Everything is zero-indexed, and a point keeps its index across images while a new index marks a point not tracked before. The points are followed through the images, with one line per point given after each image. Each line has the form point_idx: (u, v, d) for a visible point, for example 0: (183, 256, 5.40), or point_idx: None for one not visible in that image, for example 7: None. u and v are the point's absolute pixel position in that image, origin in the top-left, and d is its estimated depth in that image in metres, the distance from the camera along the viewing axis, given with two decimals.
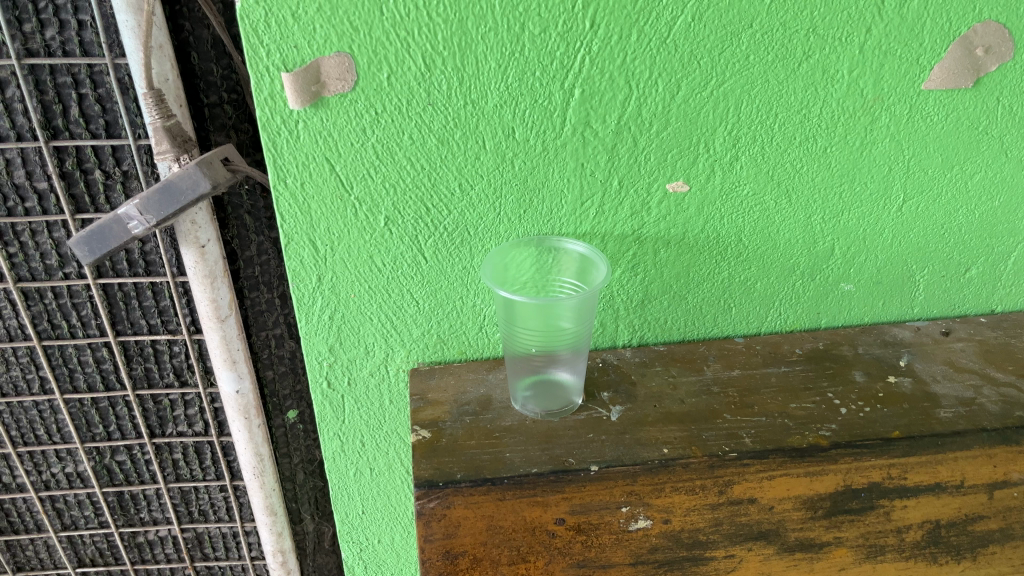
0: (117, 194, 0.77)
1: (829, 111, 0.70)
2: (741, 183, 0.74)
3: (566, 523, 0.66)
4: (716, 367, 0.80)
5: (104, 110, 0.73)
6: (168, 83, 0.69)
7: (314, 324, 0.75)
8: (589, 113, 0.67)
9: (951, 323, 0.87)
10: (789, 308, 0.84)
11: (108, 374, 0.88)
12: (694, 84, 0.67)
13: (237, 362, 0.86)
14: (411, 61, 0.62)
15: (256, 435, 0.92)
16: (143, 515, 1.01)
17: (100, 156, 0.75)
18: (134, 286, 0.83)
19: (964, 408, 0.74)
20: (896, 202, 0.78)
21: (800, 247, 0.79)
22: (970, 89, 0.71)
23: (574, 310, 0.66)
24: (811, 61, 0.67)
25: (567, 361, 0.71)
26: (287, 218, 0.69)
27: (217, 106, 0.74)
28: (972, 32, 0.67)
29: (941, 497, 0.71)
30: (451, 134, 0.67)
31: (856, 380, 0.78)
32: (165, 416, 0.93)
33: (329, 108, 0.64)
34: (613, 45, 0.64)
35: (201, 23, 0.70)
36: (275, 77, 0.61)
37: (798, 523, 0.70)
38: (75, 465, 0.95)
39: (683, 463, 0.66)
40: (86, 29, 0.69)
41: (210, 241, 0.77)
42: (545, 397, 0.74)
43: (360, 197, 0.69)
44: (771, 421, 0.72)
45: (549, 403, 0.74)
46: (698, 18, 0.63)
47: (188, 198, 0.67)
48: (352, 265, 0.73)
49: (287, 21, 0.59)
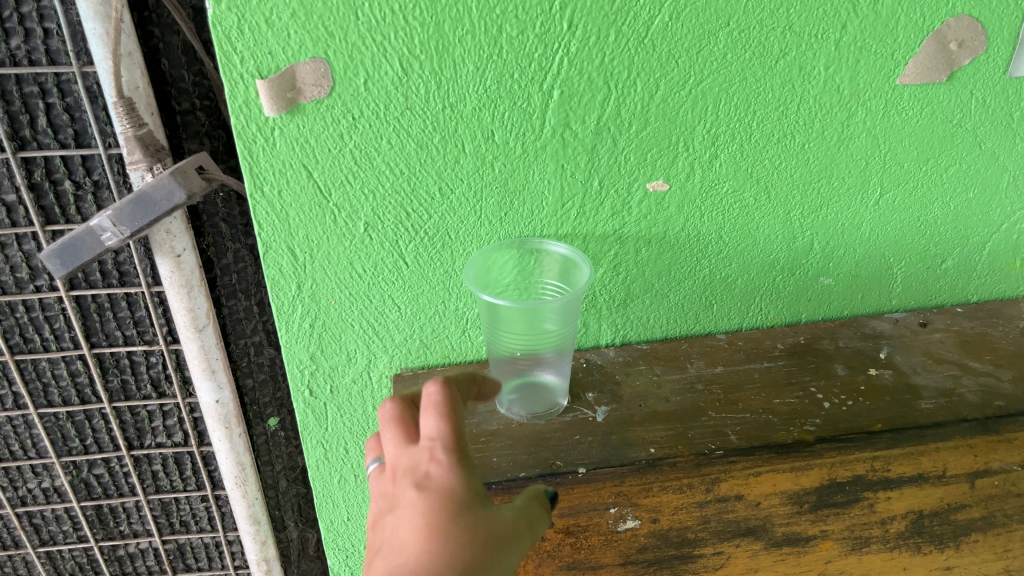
0: (88, 204, 0.76)
1: (807, 107, 0.71)
2: (720, 181, 0.74)
3: (556, 526, 0.65)
4: (700, 364, 0.80)
5: (73, 119, 0.71)
6: (138, 90, 0.67)
7: (295, 332, 0.74)
8: (569, 114, 0.67)
9: (929, 314, 0.88)
10: (770, 304, 0.85)
11: (83, 387, 0.87)
12: (672, 84, 0.67)
13: (217, 371, 0.85)
14: (388, 66, 0.62)
15: (238, 444, 0.91)
16: (122, 528, 1.00)
17: (70, 166, 0.73)
18: (108, 297, 0.81)
19: (945, 399, 0.75)
20: (873, 195, 0.78)
21: (779, 243, 0.79)
22: (944, 82, 0.71)
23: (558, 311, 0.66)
24: (787, 58, 0.67)
25: (552, 363, 0.71)
26: (265, 226, 0.68)
27: (189, 113, 0.73)
28: (946, 26, 0.68)
29: (924, 487, 0.71)
30: (429, 138, 0.66)
31: (838, 373, 0.79)
32: (143, 428, 0.91)
33: (305, 114, 0.63)
34: (591, 45, 0.63)
35: (171, 29, 0.68)
36: (249, 85, 0.60)
37: (784, 518, 0.69)
38: (52, 480, 0.93)
39: (671, 463, 0.67)
40: (52, 37, 0.67)
41: (185, 251, 0.76)
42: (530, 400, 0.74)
43: (339, 203, 0.68)
44: (756, 417, 0.73)
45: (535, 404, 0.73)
46: (675, 18, 0.63)
47: (162, 209, 0.67)
48: (331, 272, 0.72)
49: (260, 27, 0.58)
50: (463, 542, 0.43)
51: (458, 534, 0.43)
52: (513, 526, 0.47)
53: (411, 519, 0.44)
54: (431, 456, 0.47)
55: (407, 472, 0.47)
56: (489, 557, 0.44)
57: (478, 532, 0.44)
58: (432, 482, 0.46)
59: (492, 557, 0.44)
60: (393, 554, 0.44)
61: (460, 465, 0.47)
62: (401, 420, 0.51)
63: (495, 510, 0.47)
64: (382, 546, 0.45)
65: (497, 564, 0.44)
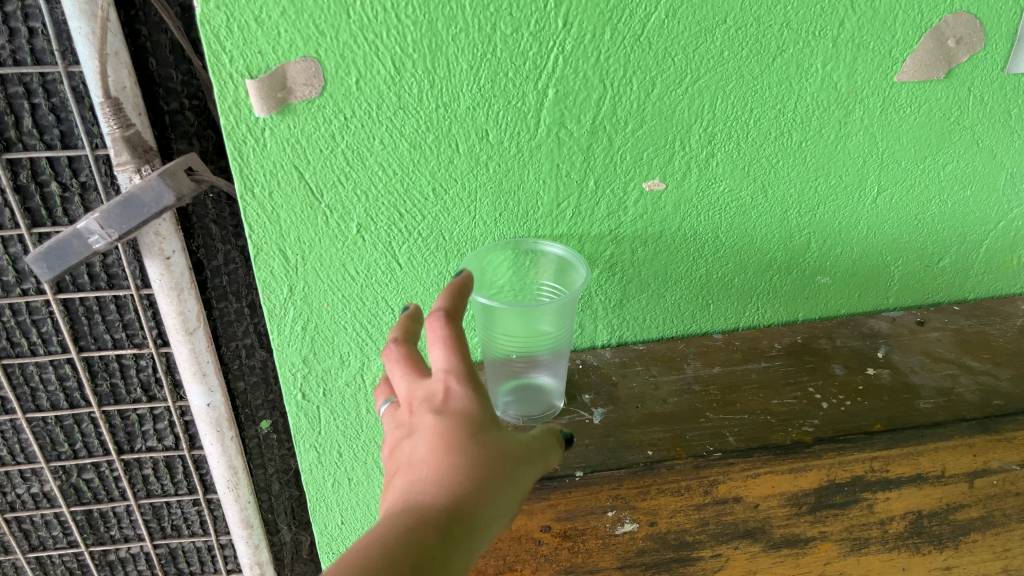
0: (75, 206, 0.74)
1: (804, 104, 0.70)
2: (717, 180, 0.73)
3: (552, 529, 0.65)
4: (697, 365, 0.80)
5: (59, 120, 0.70)
6: (125, 90, 0.66)
7: (287, 335, 0.74)
8: (564, 113, 0.66)
9: (926, 313, 0.87)
10: (767, 303, 0.84)
11: (72, 391, 0.86)
12: (669, 82, 0.66)
13: (208, 375, 0.84)
14: (380, 65, 0.61)
15: (230, 448, 0.90)
16: (113, 532, 0.98)
17: (56, 167, 0.72)
18: (97, 300, 0.80)
19: (943, 398, 0.74)
20: (871, 193, 0.78)
21: (776, 242, 0.79)
22: (942, 80, 0.71)
23: (555, 312, 0.65)
24: (784, 56, 0.66)
25: (548, 364, 0.70)
26: (256, 228, 0.67)
27: (178, 113, 0.71)
28: (944, 23, 0.67)
29: (922, 487, 0.70)
30: (422, 139, 0.65)
31: (836, 373, 0.78)
32: (133, 432, 0.90)
33: (296, 114, 0.62)
34: (587, 43, 0.62)
35: (159, 28, 0.67)
36: (239, 85, 0.59)
37: (784, 520, 0.69)
38: (41, 485, 0.92)
39: (668, 466, 0.66)
40: (37, 36, 0.66)
41: (175, 253, 0.75)
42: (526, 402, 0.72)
43: (331, 204, 0.67)
44: (754, 418, 0.72)
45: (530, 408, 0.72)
46: (672, 15, 0.62)
47: (151, 211, 0.65)
48: (324, 274, 0.71)
49: (249, 26, 0.57)
50: (478, 458, 0.45)
51: (475, 452, 0.45)
52: (523, 445, 0.49)
53: (427, 440, 0.46)
54: (444, 381, 0.49)
55: (420, 398, 0.49)
56: (504, 474, 0.46)
57: (491, 449, 0.46)
58: (447, 403, 0.48)
59: (504, 474, 0.46)
60: (410, 472, 0.46)
61: (474, 391, 0.48)
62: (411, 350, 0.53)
63: (506, 431, 0.49)
64: (398, 466, 0.47)
65: (510, 481, 0.46)
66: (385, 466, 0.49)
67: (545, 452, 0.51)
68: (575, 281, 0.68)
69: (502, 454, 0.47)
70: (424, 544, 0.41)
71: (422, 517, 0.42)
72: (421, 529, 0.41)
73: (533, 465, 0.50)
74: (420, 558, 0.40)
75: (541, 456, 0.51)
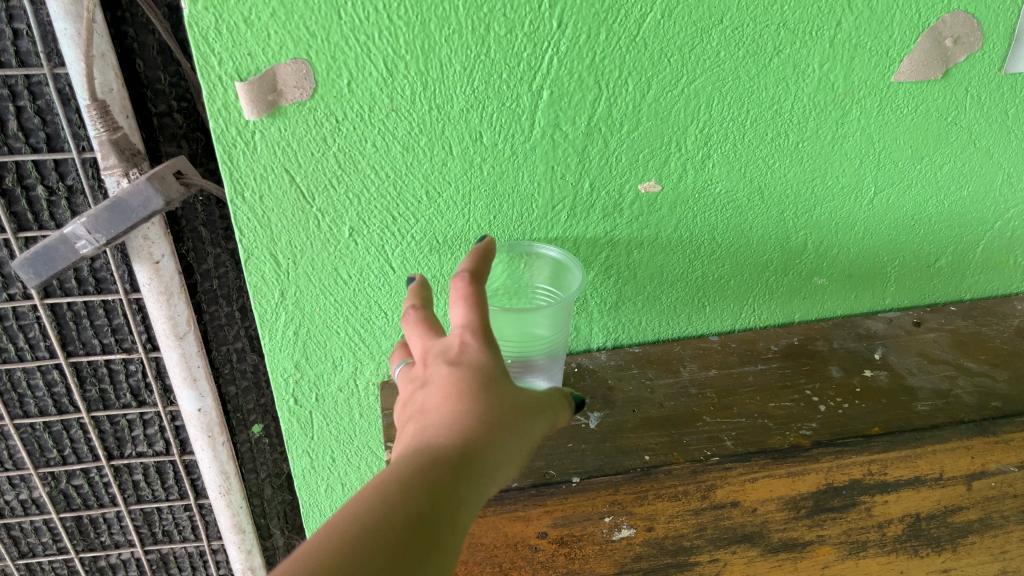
0: (62, 210, 0.73)
1: (801, 105, 0.69)
2: (713, 181, 0.72)
3: (549, 536, 0.65)
4: (693, 367, 0.79)
5: (45, 122, 0.68)
6: (112, 93, 0.65)
7: (278, 340, 0.73)
8: (559, 114, 0.65)
9: (922, 313, 0.87)
10: (763, 305, 0.84)
11: (61, 397, 0.84)
12: (665, 83, 0.65)
13: (198, 380, 0.83)
14: (372, 67, 0.60)
15: (221, 453, 0.89)
16: (104, 539, 0.97)
17: (42, 170, 0.70)
18: (85, 305, 0.78)
19: (941, 400, 0.73)
20: (867, 194, 0.77)
21: (773, 243, 0.78)
22: (939, 80, 0.70)
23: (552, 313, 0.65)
24: (781, 56, 0.66)
25: (544, 369, 0.68)
26: (246, 233, 0.66)
27: (166, 115, 0.70)
28: (942, 22, 0.66)
29: (920, 490, 0.70)
30: (415, 141, 0.64)
31: (833, 376, 0.78)
32: (123, 438, 0.89)
33: (286, 117, 0.61)
34: (582, 44, 0.61)
35: (146, 29, 0.66)
36: (228, 87, 0.58)
37: (781, 524, 0.69)
38: (30, 491, 0.91)
39: (666, 470, 0.65)
40: (22, 37, 0.64)
41: (164, 257, 0.74)
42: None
43: (323, 208, 0.66)
44: (751, 422, 0.71)
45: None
46: (667, 16, 0.61)
47: (139, 216, 0.64)
48: (316, 278, 0.70)
49: (238, 28, 0.56)
50: (491, 403, 0.45)
51: (488, 397, 0.45)
52: (536, 399, 0.49)
53: (442, 387, 0.46)
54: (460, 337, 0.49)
55: (435, 352, 0.49)
56: (516, 420, 0.46)
57: (505, 398, 0.46)
58: (463, 356, 0.48)
59: (518, 425, 0.46)
60: (422, 418, 0.45)
61: (489, 346, 0.49)
62: (425, 320, 0.53)
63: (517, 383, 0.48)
64: (411, 417, 0.47)
65: (523, 432, 0.46)
66: (398, 421, 0.49)
67: (558, 413, 0.51)
68: (570, 285, 0.69)
69: (514, 402, 0.46)
70: (437, 479, 0.40)
71: (434, 455, 0.41)
72: (434, 465, 0.41)
73: (545, 420, 0.49)
74: (433, 492, 0.39)
75: (553, 413, 0.50)
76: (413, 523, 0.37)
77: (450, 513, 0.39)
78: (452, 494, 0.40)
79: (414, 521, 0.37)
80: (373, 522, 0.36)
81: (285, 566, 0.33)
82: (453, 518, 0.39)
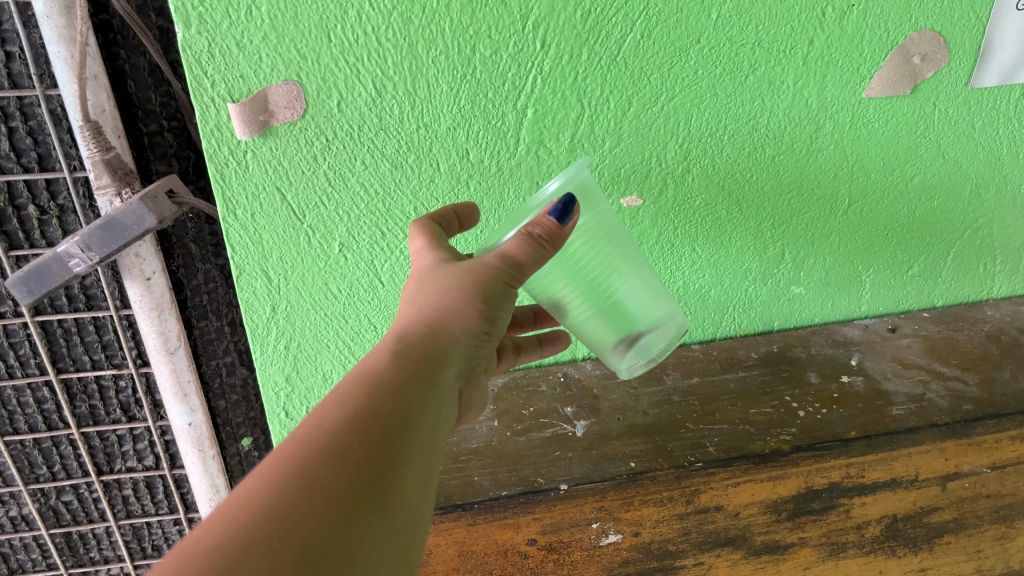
0: (53, 228, 0.74)
1: (777, 120, 0.71)
2: (693, 195, 0.75)
3: (538, 543, 0.66)
4: (676, 376, 0.83)
5: (37, 143, 0.69)
6: (104, 113, 0.66)
7: (270, 354, 0.75)
8: (543, 132, 0.67)
9: (897, 320, 0.90)
10: (742, 314, 0.87)
11: (51, 414, 0.85)
12: (645, 100, 0.67)
13: (189, 395, 0.84)
14: (361, 87, 0.61)
15: (212, 466, 0.91)
16: (93, 554, 0.98)
17: (34, 190, 0.71)
18: (75, 322, 0.79)
19: (915, 404, 0.75)
20: (842, 205, 0.80)
21: (752, 254, 0.81)
22: (908, 95, 0.73)
23: (563, 267, 0.54)
24: (757, 73, 0.68)
25: (611, 316, 0.57)
26: (238, 249, 0.68)
27: (157, 134, 0.71)
28: (909, 40, 0.69)
29: (897, 491, 0.71)
30: (404, 158, 0.66)
31: (811, 382, 0.80)
32: (113, 453, 0.89)
33: (277, 137, 0.62)
34: (565, 64, 0.63)
35: (137, 51, 0.67)
36: (221, 108, 0.60)
37: (763, 527, 0.69)
38: (19, 508, 0.91)
39: (651, 476, 0.67)
40: (15, 60, 0.65)
41: (155, 274, 0.75)
42: (626, 355, 0.61)
43: (314, 224, 0.68)
44: (733, 428, 0.73)
45: (635, 360, 0.61)
46: (647, 36, 0.64)
47: (132, 234, 0.65)
48: (306, 293, 0.72)
49: (231, 50, 0.58)
50: (441, 290, 0.47)
51: (433, 288, 0.47)
52: (504, 253, 0.48)
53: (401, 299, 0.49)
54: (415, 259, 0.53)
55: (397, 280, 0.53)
56: (469, 299, 0.46)
57: (458, 278, 0.47)
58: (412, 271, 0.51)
59: (478, 295, 0.46)
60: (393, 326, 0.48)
61: (435, 254, 0.51)
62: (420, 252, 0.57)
63: (475, 260, 0.49)
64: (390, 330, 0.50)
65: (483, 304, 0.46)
66: None
67: (544, 256, 0.48)
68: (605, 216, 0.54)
69: (467, 280, 0.47)
70: (404, 375, 0.41)
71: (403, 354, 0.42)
72: (403, 364, 0.42)
73: (517, 287, 0.49)
74: (410, 389, 0.40)
75: (532, 257, 0.47)
76: (387, 417, 0.37)
77: (419, 406, 0.40)
78: (417, 389, 0.41)
79: (394, 408, 0.38)
80: (348, 416, 0.36)
81: (263, 468, 0.33)
82: (420, 409, 0.40)
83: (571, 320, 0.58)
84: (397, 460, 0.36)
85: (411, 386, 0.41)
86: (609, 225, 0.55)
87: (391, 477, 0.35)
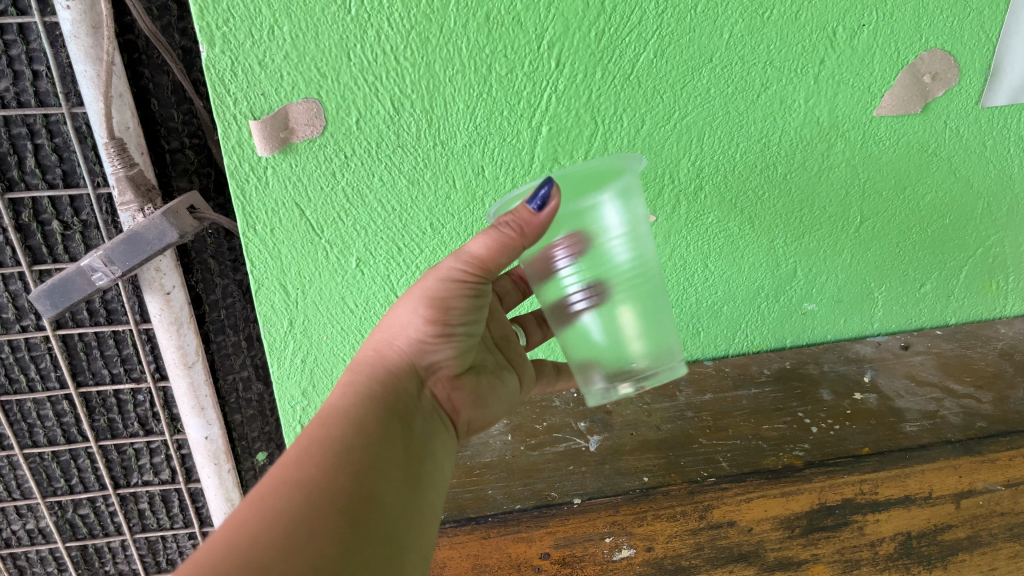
0: (76, 243, 0.75)
1: (788, 138, 0.72)
2: (705, 212, 0.75)
3: (550, 557, 0.64)
4: (689, 392, 0.83)
5: (61, 159, 0.71)
6: (128, 131, 0.67)
7: (286, 367, 0.76)
8: (557, 149, 0.68)
9: (910, 338, 0.91)
10: (755, 331, 0.88)
11: (70, 427, 0.86)
12: (658, 118, 0.68)
13: (206, 409, 0.85)
14: (379, 106, 0.63)
15: (227, 480, 0.91)
16: (108, 567, 0.98)
17: (57, 206, 0.73)
18: (96, 336, 0.80)
19: (929, 421, 0.76)
20: (854, 222, 0.80)
21: (764, 271, 0.81)
22: (919, 113, 0.74)
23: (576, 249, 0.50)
24: (768, 93, 0.69)
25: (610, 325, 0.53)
26: (258, 264, 0.69)
27: (178, 151, 0.72)
28: (919, 60, 0.70)
29: (911, 508, 0.68)
30: (420, 175, 0.67)
31: (824, 399, 0.80)
32: (130, 466, 0.90)
33: (298, 153, 0.63)
34: (579, 83, 0.64)
35: (161, 70, 0.68)
36: (242, 126, 0.61)
37: (776, 542, 0.66)
38: (37, 521, 0.92)
39: (663, 491, 0.67)
40: (42, 78, 0.67)
41: (175, 288, 0.76)
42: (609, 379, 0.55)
43: (331, 240, 0.69)
44: (746, 443, 0.74)
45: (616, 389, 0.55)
46: (660, 55, 0.65)
47: (153, 248, 0.67)
48: (323, 307, 0.73)
49: (253, 69, 0.59)
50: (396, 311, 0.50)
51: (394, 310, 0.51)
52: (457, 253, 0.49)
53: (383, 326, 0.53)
54: None
55: None
56: (414, 309, 0.49)
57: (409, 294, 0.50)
58: None
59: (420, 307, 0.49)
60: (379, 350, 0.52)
61: None
62: None
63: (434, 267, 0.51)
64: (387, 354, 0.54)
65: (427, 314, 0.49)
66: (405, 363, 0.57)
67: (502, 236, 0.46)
68: (634, 215, 0.51)
69: (413, 292, 0.49)
70: (362, 410, 0.44)
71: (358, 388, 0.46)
72: (363, 399, 0.45)
73: (482, 274, 0.49)
74: (367, 417, 0.44)
75: (490, 241, 0.46)
76: (345, 441, 0.41)
77: (376, 429, 0.43)
78: (376, 417, 0.44)
79: (352, 434, 0.42)
80: (310, 449, 0.39)
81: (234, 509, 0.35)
82: (378, 432, 0.43)
83: (565, 313, 0.54)
84: (359, 478, 0.39)
85: (369, 415, 0.44)
86: (639, 239, 0.52)
87: (356, 493, 0.38)
